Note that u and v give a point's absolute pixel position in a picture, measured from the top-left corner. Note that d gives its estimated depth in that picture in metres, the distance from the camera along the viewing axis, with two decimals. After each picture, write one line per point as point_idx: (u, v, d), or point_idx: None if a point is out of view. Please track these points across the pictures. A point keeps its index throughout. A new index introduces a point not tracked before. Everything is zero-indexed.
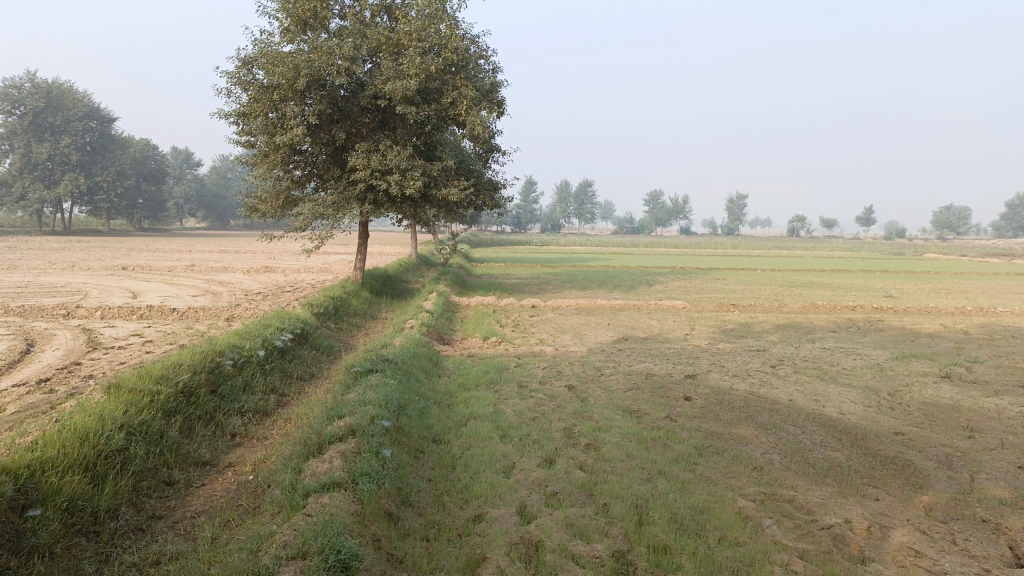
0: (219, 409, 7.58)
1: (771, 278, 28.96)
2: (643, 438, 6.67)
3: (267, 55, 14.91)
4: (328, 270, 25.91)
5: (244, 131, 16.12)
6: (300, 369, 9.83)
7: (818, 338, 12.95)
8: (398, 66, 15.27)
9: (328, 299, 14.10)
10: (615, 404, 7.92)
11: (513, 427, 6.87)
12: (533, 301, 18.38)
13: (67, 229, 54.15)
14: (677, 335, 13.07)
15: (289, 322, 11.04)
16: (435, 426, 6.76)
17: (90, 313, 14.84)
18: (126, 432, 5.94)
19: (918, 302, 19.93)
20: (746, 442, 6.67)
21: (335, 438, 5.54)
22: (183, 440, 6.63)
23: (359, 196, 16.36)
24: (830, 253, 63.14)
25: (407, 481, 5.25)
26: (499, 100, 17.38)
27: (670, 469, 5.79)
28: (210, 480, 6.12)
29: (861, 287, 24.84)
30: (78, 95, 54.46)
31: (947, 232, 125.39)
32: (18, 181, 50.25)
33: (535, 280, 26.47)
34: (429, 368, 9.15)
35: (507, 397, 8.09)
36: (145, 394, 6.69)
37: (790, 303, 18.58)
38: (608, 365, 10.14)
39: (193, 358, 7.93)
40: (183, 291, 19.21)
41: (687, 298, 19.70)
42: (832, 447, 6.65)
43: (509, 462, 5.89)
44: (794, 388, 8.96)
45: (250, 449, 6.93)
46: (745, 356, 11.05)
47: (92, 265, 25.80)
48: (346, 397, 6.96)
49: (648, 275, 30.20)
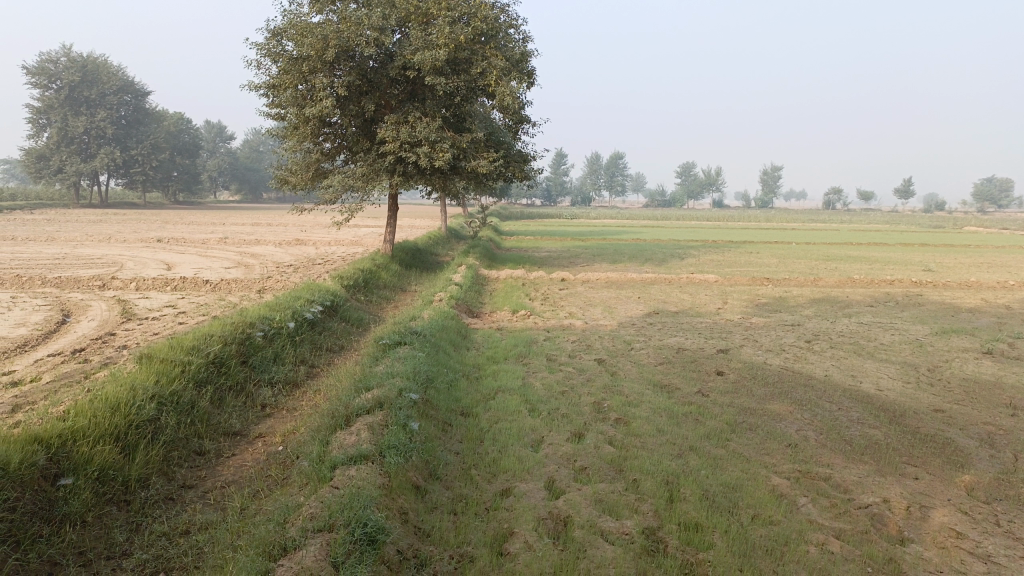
0: (249, 380, 7.61)
1: (806, 252, 28.44)
2: (675, 413, 6.56)
3: (296, 27, 14.81)
4: (359, 242, 25.98)
5: (274, 103, 16.10)
6: (330, 341, 9.86)
7: (855, 313, 12.66)
8: (427, 36, 15.08)
9: (358, 271, 14.11)
10: (645, 378, 7.81)
11: (542, 400, 6.80)
12: (563, 274, 18.24)
13: (104, 202, 55.00)
14: (709, 309, 12.88)
15: (318, 294, 11.05)
16: (464, 399, 6.72)
17: (125, 284, 15.03)
18: (157, 402, 5.98)
19: (959, 277, 19.42)
20: (780, 418, 6.53)
21: (362, 411, 5.51)
22: (214, 411, 6.67)
23: (389, 168, 16.28)
24: (867, 226, 61.82)
25: (435, 454, 5.21)
26: (529, 70, 17.11)
27: (701, 445, 5.69)
28: (241, 450, 6.15)
29: (899, 261, 24.30)
30: (113, 68, 54.95)
31: (988, 205, 122.22)
32: (56, 154, 51.02)
33: (566, 253, 26.26)
34: (458, 341, 9.10)
35: (536, 370, 8.01)
36: (176, 365, 6.72)
37: (825, 277, 18.21)
38: (639, 339, 10.01)
39: (223, 329, 7.97)
40: (215, 263, 19.38)
41: (719, 272, 19.42)
42: (870, 424, 6.49)
43: (538, 436, 5.83)
44: (829, 363, 8.76)
45: (280, 420, 6.96)
46: (779, 330, 10.85)
47: (128, 238, 26.15)
48: (375, 369, 6.93)
49: (680, 248, 29.82)
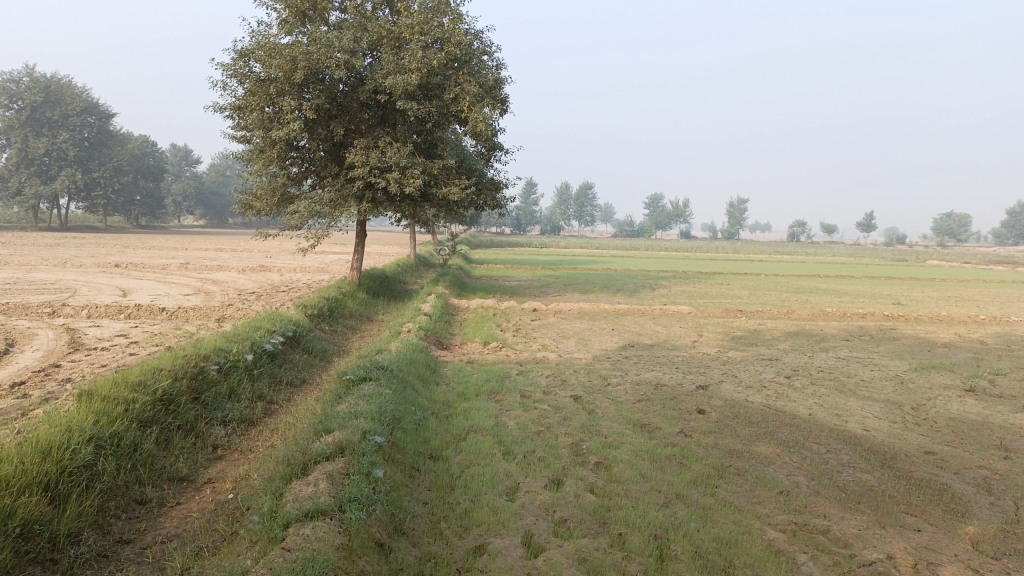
0: (201, 418, 7.07)
1: (775, 284, 28.50)
2: (657, 456, 6.17)
3: (264, 48, 14.42)
4: (325, 269, 25.40)
5: (240, 126, 15.64)
6: (291, 374, 9.32)
7: (832, 347, 12.45)
8: (398, 61, 14.78)
9: (323, 300, 13.60)
10: (624, 417, 7.41)
11: (516, 442, 6.37)
12: (534, 304, 17.88)
13: (63, 225, 53.66)
14: (685, 342, 12.57)
15: (280, 324, 10.52)
16: (433, 440, 6.26)
17: (76, 311, 14.31)
18: (95, 446, 5.44)
19: (929, 310, 19.44)
20: (768, 461, 6.17)
21: (322, 457, 5.01)
22: (158, 454, 6.13)
23: (357, 194, 15.85)
24: (832, 258, 62.68)
25: (402, 505, 4.75)
26: (502, 98, 16.88)
27: (689, 493, 5.30)
28: (187, 499, 5.62)
29: (869, 294, 24.38)
30: (77, 90, 53.97)
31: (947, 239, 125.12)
32: (14, 176, 49.68)
33: (537, 282, 25.94)
34: (427, 376, 8.64)
35: (509, 408, 7.57)
36: (119, 403, 6.18)
37: (798, 310, 18.08)
38: (615, 374, 9.63)
39: (175, 362, 7.42)
40: (175, 289, 18.70)
41: (692, 303, 19.20)
42: (862, 469, 6.16)
43: (513, 483, 5.40)
44: (812, 401, 8.46)
45: (232, 462, 6.43)
46: (758, 365, 10.55)
47: (85, 262, 25.26)
48: (337, 408, 6.44)
49: (650, 279, 29.68)
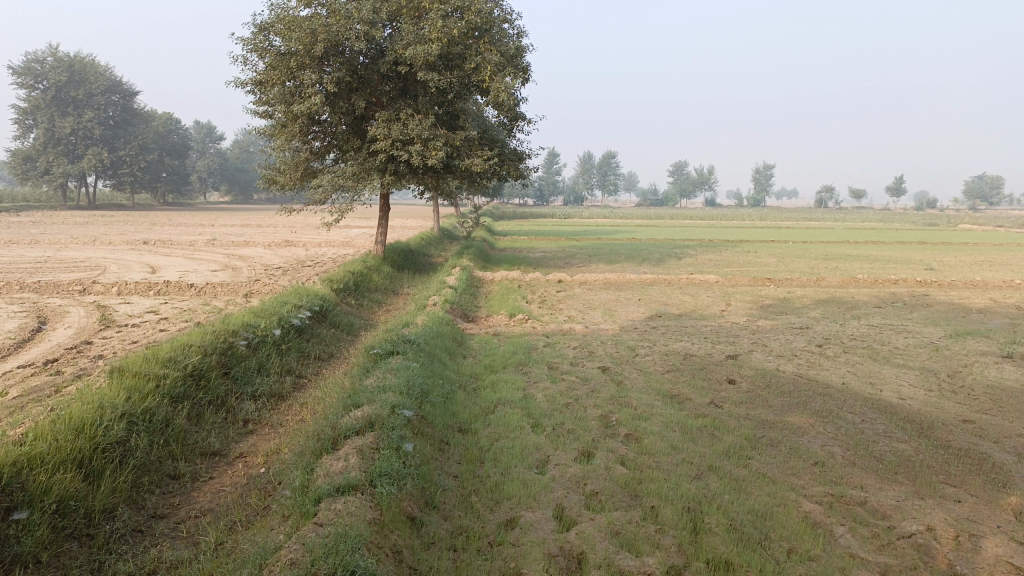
0: (231, 393, 7.11)
1: (804, 251, 28.08)
2: (688, 427, 6.09)
3: (283, 21, 14.30)
4: (350, 243, 25.44)
5: (261, 100, 15.58)
6: (318, 349, 9.35)
7: (864, 314, 12.24)
8: (418, 31, 14.60)
9: (348, 274, 13.61)
10: (654, 388, 7.33)
11: (545, 414, 6.32)
12: (559, 275, 17.78)
13: (91, 204, 54.30)
14: (712, 311, 12.43)
15: (306, 298, 10.53)
16: (461, 414, 6.24)
17: (107, 289, 14.46)
18: (128, 422, 5.49)
19: (963, 276, 19.06)
20: (801, 432, 6.08)
21: (351, 432, 4.99)
22: (190, 429, 6.17)
23: (380, 167, 15.79)
24: (861, 224, 61.62)
25: (432, 479, 4.73)
26: (524, 66, 16.65)
27: (721, 465, 5.22)
28: (220, 473, 5.66)
29: (900, 260, 23.97)
30: (100, 69, 54.25)
31: (979, 202, 122.52)
32: (42, 156, 50.22)
33: (561, 253, 25.80)
34: (453, 349, 8.61)
35: (537, 380, 7.52)
36: (150, 380, 6.22)
37: (828, 277, 17.80)
38: (643, 344, 9.54)
39: (203, 339, 7.46)
40: (202, 266, 18.83)
41: (719, 272, 18.98)
42: (898, 438, 6.04)
43: (543, 456, 5.36)
44: (845, 370, 8.32)
45: (263, 437, 6.46)
46: (788, 334, 10.41)
47: (113, 240, 25.52)
48: (365, 382, 6.43)
49: (675, 247, 29.39)
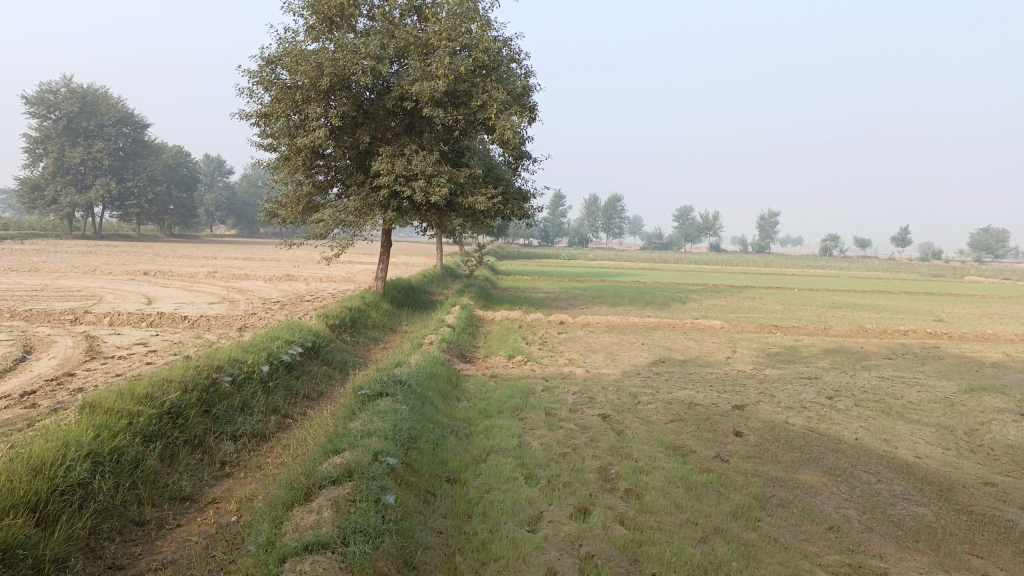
0: (209, 433, 6.75)
1: (810, 298, 27.74)
2: (692, 483, 5.70)
3: (290, 54, 14.20)
4: (351, 279, 25.17)
5: (266, 133, 15.45)
6: (308, 387, 8.99)
7: (874, 366, 11.85)
8: (426, 67, 14.50)
9: (345, 309, 13.30)
10: (656, 439, 6.94)
11: (540, 465, 5.93)
12: (561, 317, 17.46)
13: (97, 234, 54.37)
14: (718, 358, 12.05)
15: (299, 334, 10.20)
16: (451, 462, 5.86)
17: (99, 319, 14.14)
18: (92, 463, 5.12)
19: (973, 328, 18.69)
20: (813, 491, 5.68)
21: (327, 481, 4.61)
22: (161, 470, 5.80)
23: (383, 202, 15.57)
24: (867, 273, 61.36)
25: (413, 535, 4.34)
26: (531, 106, 16.54)
27: (728, 527, 4.83)
28: (188, 520, 5.27)
29: (909, 310, 23.61)
30: (113, 101, 54.76)
31: (985, 254, 122.35)
32: (50, 185, 50.29)
33: (564, 295, 25.52)
34: (447, 391, 8.24)
35: (533, 427, 7.14)
36: (122, 417, 5.86)
37: (835, 326, 17.45)
38: (646, 391, 9.16)
39: (185, 373, 7.11)
40: (199, 298, 18.52)
41: (724, 318, 18.62)
42: (917, 502, 5.65)
43: (536, 511, 4.97)
44: (858, 424, 7.93)
45: (239, 481, 6.08)
46: (796, 384, 10.02)
47: (113, 270, 25.26)
48: (350, 426, 6.06)
49: (680, 292, 29.06)
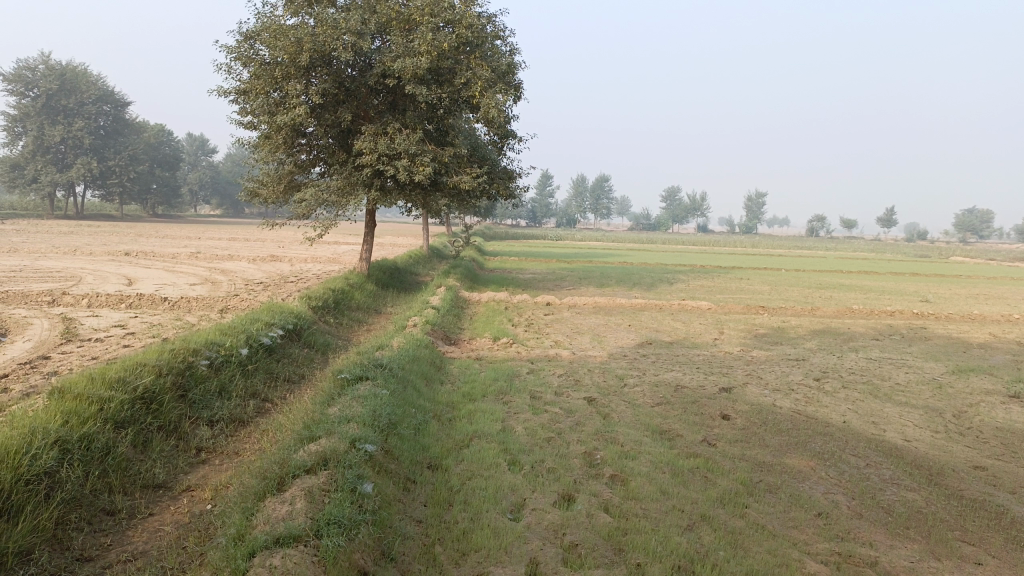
0: (185, 418, 6.56)
1: (797, 279, 27.72)
2: (679, 468, 5.59)
3: (269, 29, 13.85)
4: (336, 260, 24.91)
5: (246, 110, 15.12)
6: (288, 370, 8.81)
7: (861, 347, 11.79)
8: (408, 43, 14.22)
9: (328, 291, 13.09)
10: (642, 423, 6.82)
11: (524, 451, 5.80)
12: (548, 298, 17.32)
13: (79, 213, 53.62)
14: (705, 340, 11.95)
15: (280, 316, 9.99)
16: (433, 448, 5.71)
17: (76, 301, 13.85)
18: (60, 450, 4.92)
19: (958, 309, 18.71)
20: (801, 476, 5.59)
21: (301, 470, 4.45)
22: (133, 457, 5.61)
23: (366, 182, 15.31)
24: (854, 254, 61.60)
25: (391, 525, 4.20)
26: (516, 84, 16.30)
27: (715, 514, 4.72)
28: (161, 509, 5.09)
29: (895, 291, 23.63)
30: (93, 78, 53.81)
31: (969, 235, 123.14)
32: (30, 164, 49.45)
33: (551, 276, 25.36)
34: (430, 374, 8.09)
35: (517, 411, 7.00)
36: (92, 402, 5.66)
37: (822, 306, 17.41)
38: (632, 374, 9.04)
39: (160, 357, 6.91)
40: (181, 279, 18.22)
41: (711, 299, 18.54)
42: (906, 486, 5.57)
43: (519, 499, 4.84)
44: (846, 407, 7.84)
45: (215, 468, 5.91)
46: (784, 366, 9.93)
47: (93, 250, 24.85)
48: (328, 411, 5.90)
49: (667, 273, 29.01)
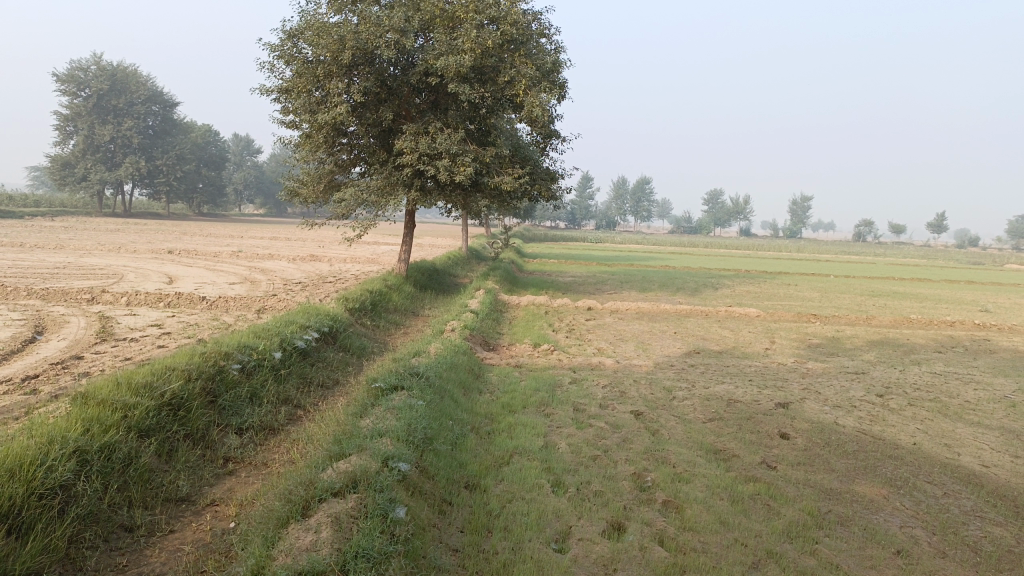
0: (213, 426, 6.28)
1: (848, 286, 26.83)
2: (738, 494, 5.12)
3: (312, 26, 13.63)
4: (375, 261, 24.70)
5: (287, 109, 14.95)
6: (322, 375, 8.51)
7: (924, 360, 11.12)
8: (452, 41, 13.86)
9: (365, 292, 12.82)
10: (695, 441, 6.36)
11: (568, 470, 5.39)
12: (589, 302, 16.86)
13: (127, 212, 54.58)
14: (756, 349, 11.40)
15: (316, 318, 9.72)
16: (471, 465, 5.34)
17: (116, 299, 13.78)
18: (78, 462, 4.64)
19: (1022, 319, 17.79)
20: (873, 507, 5.07)
21: (328, 493, 4.11)
22: (157, 468, 5.34)
23: (406, 182, 15.03)
24: (903, 260, 59.75)
25: (424, 556, 3.82)
26: (561, 83, 15.87)
27: (782, 550, 4.26)
28: (183, 526, 4.80)
29: (953, 300, 22.67)
30: (142, 79, 54.74)
31: None
32: (80, 162, 50.33)
33: (592, 279, 24.88)
34: (468, 383, 7.71)
35: (560, 425, 6.59)
36: (116, 409, 5.40)
37: (877, 315, 16.65)
38: (681, 386, 8.56)
39: (190, 360, 6.65)
40: (221, 278, 18.15)
41: (760, 305, 17.87)
42: (993, 520, 5.03)
43: (564, 527, 4.43)
44: (914, 426, 7.28)
45: (242, 481, 5.61)
46: (843, 380, 9.36)
47: (138, 248, 25.03)
48: (361, 424, 5.55)
49: (712, 277, 28.31)
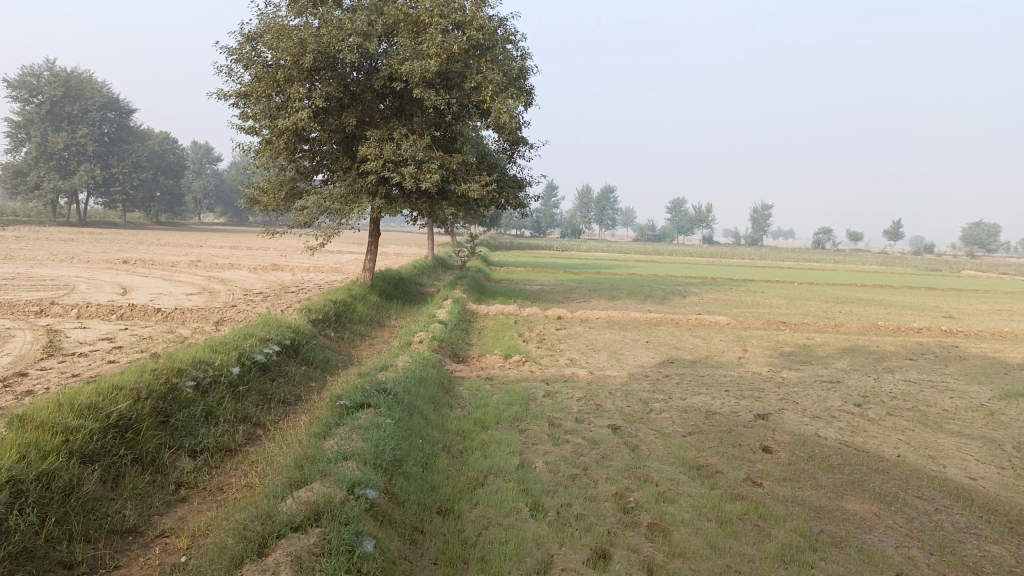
0: (164, 448, 5.84)
1: (813, 293, 26.98)
2: (726, 515, 4.85)
3: (272, 30, 13.21)
4: (339, 270, 24.17)
5: (247, 114, 14.47)
6: (283, 391, 8.08)
7: (898, 368, 11.02)
8: (417, 46, 13.52)
9: (329, 303, 12.39)
10: (677, 457, 6.09)
11: (546, 492, 5.08)
12: (559, 311, 16.59)
13: (82, 221, 53.13)
14: (729, 358, 11.21)
15: (277, 331, 9.28)
16: (444, 488, 5.00)
17: (65, 311, 13.12)
18: (11, 494, 4.20)
19: (986, 325, 17.94)
20: (866, 526, 4.85)
21: (288, 527, 3.75)
22: (100, 497, 4.89)
23: (371, 189, 14.61)
24: (863, 268, 60.76)
25: None
26: (528, 89, 15.63)
27: None
28: (129, 561, 4.38)
29: (918, 306, 22.85)
30: (98, 85, 53.38)
31: (976, 248, 122.38)
32: (33, 171, 48.86)
33: (560, 287, 24.65)
34: (438, 398, 7.37)
35: (536, 442, 6.28)
36: (56, 433, 4.95)
37: (846, 322, 16.66)
38: (657, 397, 8.30)
39: (140, 378, 6.19)
40: (178, 288, 17.51)
41: (729, 313, 17.77)
42: (989, 537, 4.83)
43: (546, 556, 4.12)
44: (896, 438, 7.10)
45: (195, 509, 5.20)
46: (819, 389, 9.19)
47: (93, 258, 24.16)
48: (325, 446, 5.18)
49: (679, 285, 28.29)
